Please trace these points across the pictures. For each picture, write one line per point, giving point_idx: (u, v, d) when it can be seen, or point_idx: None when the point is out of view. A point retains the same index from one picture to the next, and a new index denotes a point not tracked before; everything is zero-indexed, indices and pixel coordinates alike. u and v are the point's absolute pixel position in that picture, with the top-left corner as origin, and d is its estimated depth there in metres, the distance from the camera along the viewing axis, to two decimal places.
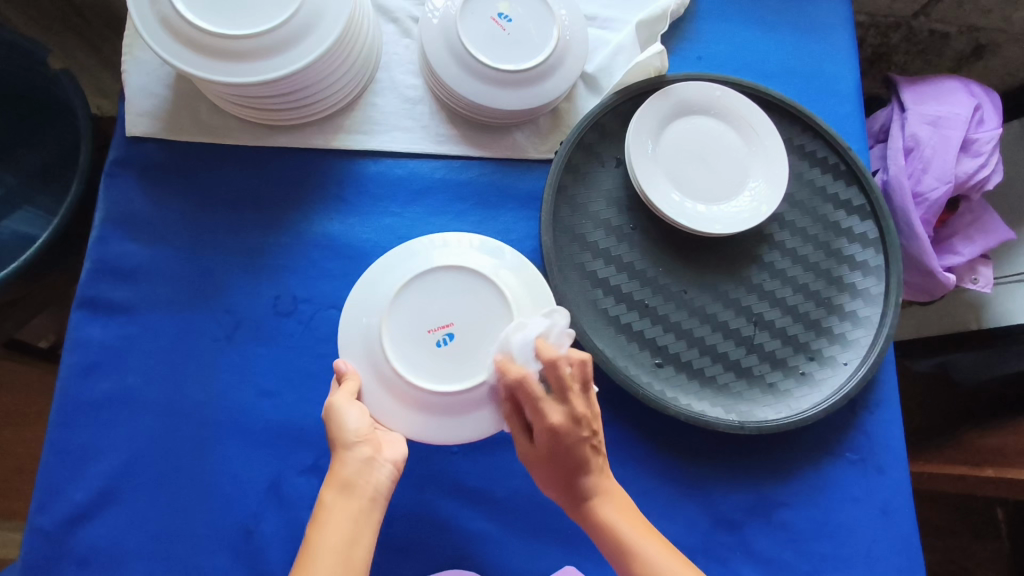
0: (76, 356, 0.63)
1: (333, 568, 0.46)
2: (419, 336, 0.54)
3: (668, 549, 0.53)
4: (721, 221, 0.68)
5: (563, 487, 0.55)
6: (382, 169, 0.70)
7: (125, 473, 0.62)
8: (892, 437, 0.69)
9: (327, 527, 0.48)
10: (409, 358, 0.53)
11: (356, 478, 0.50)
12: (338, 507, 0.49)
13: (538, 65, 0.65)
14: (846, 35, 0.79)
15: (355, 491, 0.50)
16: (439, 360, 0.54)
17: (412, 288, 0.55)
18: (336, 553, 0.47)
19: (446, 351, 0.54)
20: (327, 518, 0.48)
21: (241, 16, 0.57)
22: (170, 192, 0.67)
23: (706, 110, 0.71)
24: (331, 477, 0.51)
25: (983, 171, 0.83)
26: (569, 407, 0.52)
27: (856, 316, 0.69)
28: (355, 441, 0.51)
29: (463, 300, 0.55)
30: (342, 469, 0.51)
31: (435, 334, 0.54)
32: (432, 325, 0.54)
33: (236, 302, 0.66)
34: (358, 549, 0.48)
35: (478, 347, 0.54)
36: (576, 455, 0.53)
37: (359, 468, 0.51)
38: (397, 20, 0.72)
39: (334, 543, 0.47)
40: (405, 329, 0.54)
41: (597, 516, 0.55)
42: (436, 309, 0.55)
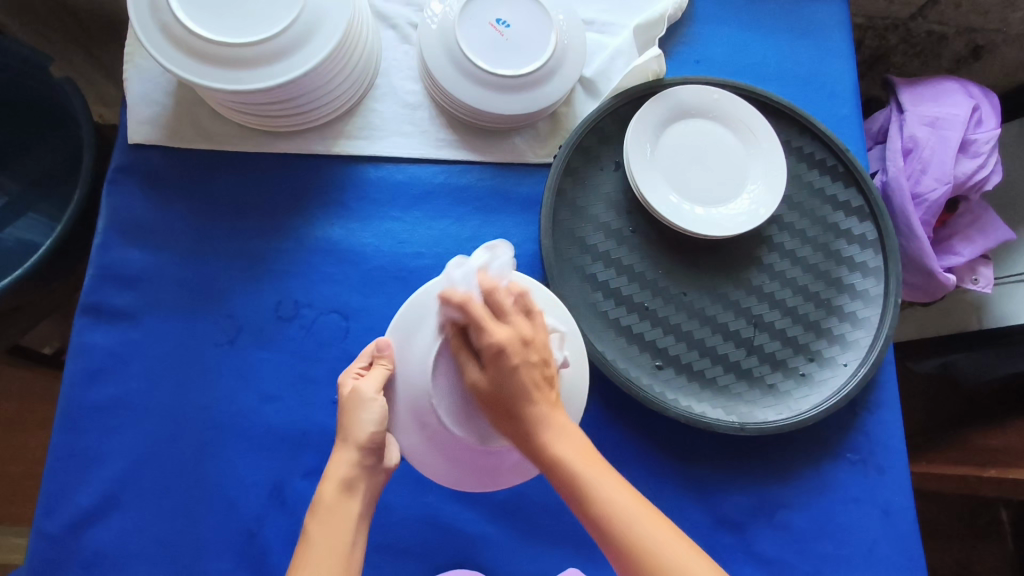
0: (80, 362, 0.63)
1: (332, 569, 0.46)
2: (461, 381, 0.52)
3: (622, 483, 0.50)
4: (719, 222, 0.69)
5: (505, 421, 0.51)
6: (383, 174, 0.70)
7: (129, 477, 0.62)
8: (892, 437, 0.69)
9: (327, 526, 0.48)
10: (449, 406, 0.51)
11: (359, 479, 0.50)
12: (339, 507, 0.49)
13: (536, 70, 0.65)
14: (843, 37, 0.80)
15: (355, 492, 0.50)
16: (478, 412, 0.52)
17: None
18: (337, 554, 0.47)
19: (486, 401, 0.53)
20: (328, 517, 0.48)
21: (241, 25, 0.58)
22: (172, 198, 0.68)
23: (704, 113, 0.71)
24: (331, 472, 0.50)
25: (982, 171, 0.83)
26: (512, 326, 0.51)
27: (856, 316, 0.70)
28: (367, 444, 0.51)
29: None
30: (345, 467, 0.50)
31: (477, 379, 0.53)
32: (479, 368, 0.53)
33: (239, 306, 0.66)
34: (355, 551, 0.48)
35: None
36: (524, 381, 0.50)
37: (362, 469, 0.50)
38: (396, 27, 0.73)
39: (334, 544, 0.47)
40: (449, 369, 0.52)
41: (552, 451, 0.50)
42: None
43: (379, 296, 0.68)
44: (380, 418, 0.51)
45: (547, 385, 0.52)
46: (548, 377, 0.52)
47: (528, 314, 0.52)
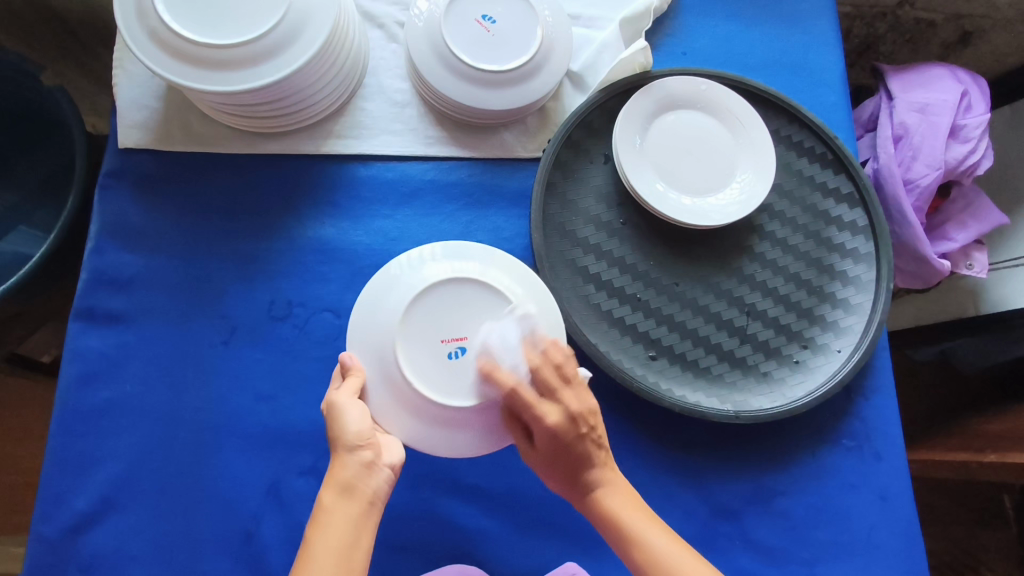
0: (74, 366, 0.64)
1: (332, 570, 0.46)
2: (437, 340, 0.54)
3: (675, 541, 0.54)
4: (709, 213, 0.69)
5: (569, 486, 0.56)
6: (373, 173, 0.71)
7: (126, 480, 0.62)
8: (888, 423, 0.69)
9: (327, 529, 0.48)
10: (417, 363, 0.53)
11: (355, 481, 0.50)
12: (338, 509, 0.49)
13: (523, 65, 0.65)
14: (829, 25, 0.80)
15: (355, 494, 0.50)
16: (451, 373, 0.53)
17: (425, 300, 0.55)
18: (336, 554, 0.47)
19: (455, 366, 0.54)
20: (327, 520, 0.49)
21: (227, 27, 0.58)
22: (164, 201, 0.68)
23: (692, 104, 0.72)
24: (331, 479, 0.51)
25: (973, 156, 0.83)
26: (563, 405, 0.54)
27: (848, 303, 0.70)
28: (356, 444, 0.51)
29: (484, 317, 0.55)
30: (343, 471, 0.50)
31: (448, 345, 0.54)
32: (447, 336, 0.54)
33: (232, 307, 0.66)
34: (357, 552, 0.48)
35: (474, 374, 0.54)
36: (578, 455, 0.54)
37: (359, 470, 0.51)
38: (383, 26, 0.73)
39: (334, 544, 0.47)
40: (422, 333, 0.54)
41: (602, 508, 0.55)
42: (454, 322, 0.54)
43: None
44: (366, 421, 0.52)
45: (600, 447, 0.55)
46: (599, 440, 0.56)
47: (570, 382, 0.54)
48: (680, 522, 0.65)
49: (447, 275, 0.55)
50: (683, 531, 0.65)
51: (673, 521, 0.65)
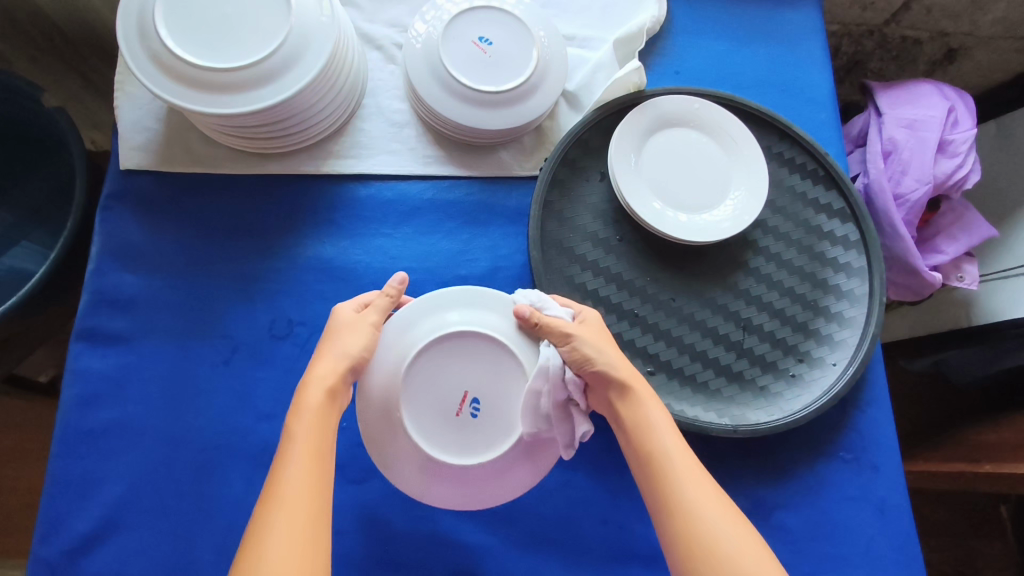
0: (76, 388, 0.64)
1: (302, 473, 0.47)
2: (448, 403, 0.54)
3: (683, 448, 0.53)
4: (704, 228, 0.70)
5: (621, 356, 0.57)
6: (372, 192, 0.72)
7: (127, 501, 0.62)
8: (885, 435, 0.70)
9: (301, 429, 0.49)
10: (446, 442, 0.53)
11: (331, 382, 0.51)
12: (311, 404, 0.50)
13: (519, 85, 0.67)
14: (818, 45, 0.82)
15: (328, 393, 0.51)
16: (479, 428, 0.54)
17: (409, 381, 0.54)
18: (304, 451, 0.48)
19: (484, 419, 0.54)
20: (301, 416, 0.49)
21: (228, 51, 0.59)
22: (165, 221, 0.69)
23: (686, 123, 0.73)
24: (315, 377, 0.51)
25: (961, 171, 0.85)
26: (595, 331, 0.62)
27: (843, 317, 0.71)
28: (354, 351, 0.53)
29: (476, 371, 0.55)
30: (326, 371, 0.51)
31: (460, 410, 0.54)
32: (454, 408, 0.54)
33: (233, 327, 0.67)
34: (318, 454, 0.48)
35: (502, 411, 0.54)
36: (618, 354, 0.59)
37: (340, 377, 0.52)
38: (381, 48, 0.75)
39: (303, 437, 0.48)
40: (436, 429, 0.53)
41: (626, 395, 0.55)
42: (450, 389, 0.54)
43: None
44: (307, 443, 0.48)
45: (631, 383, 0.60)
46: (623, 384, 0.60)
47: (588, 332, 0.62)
48: None
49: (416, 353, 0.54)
50: None
51: None
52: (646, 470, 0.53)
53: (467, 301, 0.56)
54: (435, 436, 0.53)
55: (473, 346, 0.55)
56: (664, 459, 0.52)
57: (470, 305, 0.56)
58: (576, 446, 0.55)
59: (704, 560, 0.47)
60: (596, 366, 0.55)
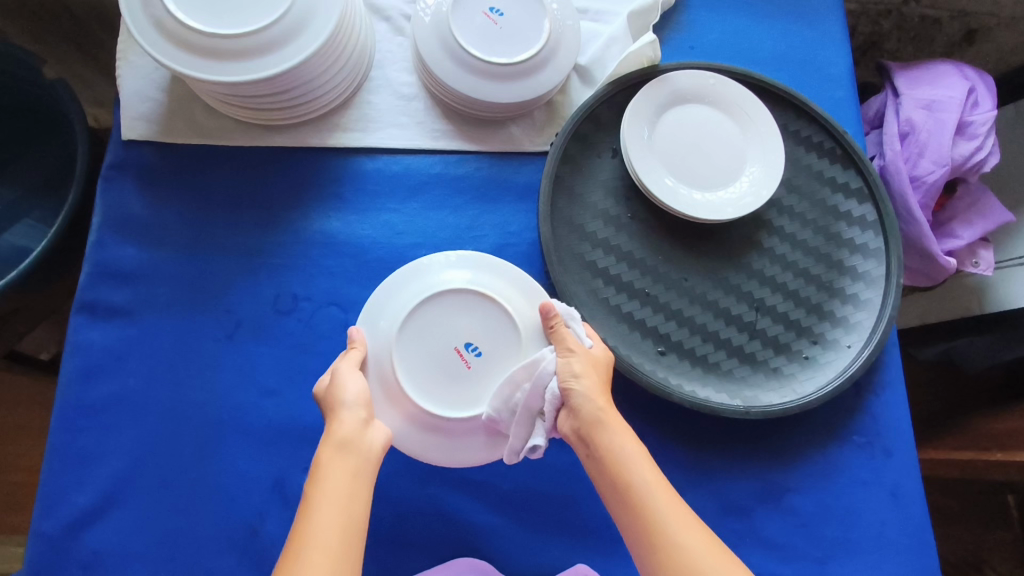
0: (77, 361, 0.63)
1: (332, 520, 0.45)
2: (446, 356, 0.56)
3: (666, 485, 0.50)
4: (719, 206, 0.68)
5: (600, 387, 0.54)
6: (379, 166, 0.70)
7: (129, 475, 0.61)
8: (898, 419, 0.69)
9: (325, 482, 0.47)
10: (483, 386, 0.55)
11: (353, 438, 0.50)
12: (335, 463, 0.48)
13: (531, 57, 0.65)
14: (836, 21, 0.80)
15: (352, 450, 0.49)
16: (491, 356, 0.56)
17: (419, 386, 0.55)
18: (336, 505, 0.46)
19: (489, 351, 0.56)
20: (325, 474, 0.48)
21: (232, 18, 0.58)
22: (167, 193, 0.67)
23: (701, 98, 0.71)
24: (329, 438, 0.50)
25: (979, 153, 0.83)
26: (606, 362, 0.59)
27: (858, 299, 0.69)
28: (356, 404, 0.51)
29: (440, 334, 0.56)
30: (342, 429, 0.50)
31: (467, 359, 0.56)
32: (462, 365, 0.56)
33: (237, 302, 0.66)
34: (357, 507, 0.47)
35: (493, 333, 0.56)
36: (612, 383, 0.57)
37: (358, 429, 0.50)
38: (390, 18, 0.73)
39: (334, 494, 0.47)
40: (437, 381, 0.55)
41: (601, 433, 0.51)
42: (443, 358, 0.56)
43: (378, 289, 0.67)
44: (334, 505, 0.46)
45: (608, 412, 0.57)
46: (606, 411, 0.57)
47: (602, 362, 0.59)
48: None
49: (398, 365, 0.55)
50: None
51: None
52: (628, 509, 0.49)
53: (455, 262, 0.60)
54: (472, 388, 0.55)
55: (418, 322, 0.56)
56: (645, 493, 0.49)
57: (389, 300, 0.58)
58: (519, 456, 0.55)
59: None
60: (574, 389, 0.52)
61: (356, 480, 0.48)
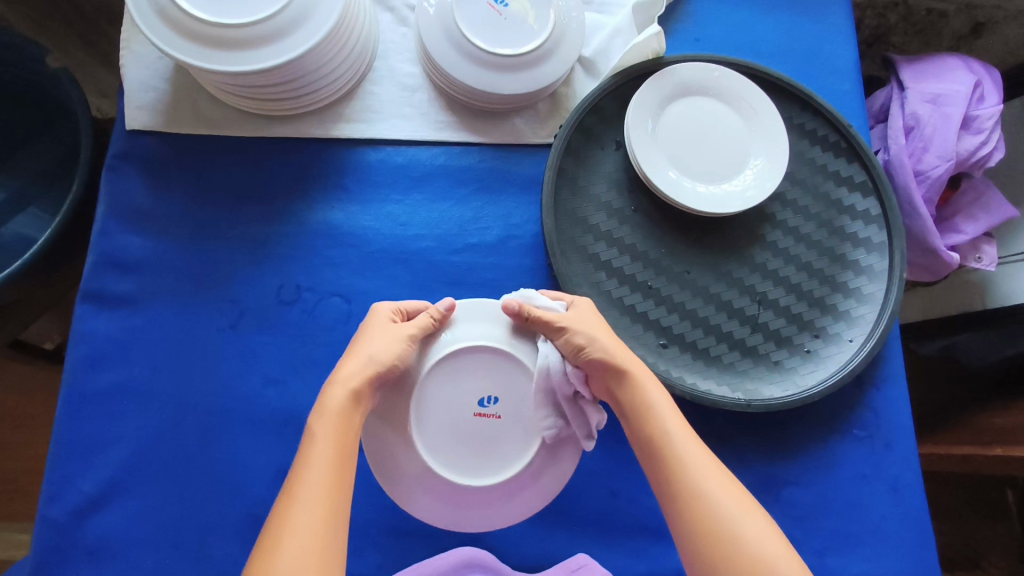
0: (82, 350, 0.63)
1: (320, 479, 0.44)
2: (468, 424, 0.53)
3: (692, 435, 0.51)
4: (722, 199, 0.68)
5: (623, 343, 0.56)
6: (383, 157, 0.70)
7: (134, 463, 0.62)
8: (899, 413, 0.69)
9: (318, 438, 0.46)
10: (519, 429, 0.53)
11: (361, 388, 0.49)
12: (331, 417, 0.47)
13: (535, 48, 0.65)
14: (843, 14, 0.79)
15: (358, 404, 0.49)
16: (512, 398, 0.53)
17: (462, 465, 0.52)
18: (327, 462, 0.45)
19: (508, 397, 0.53)
20: (319, 429, 0.47)
21: (236, 7, 0.58)
22: (171, 183, 0.67)
23: (705, 91, 0.71)
24: (338, 384, 0.49)
25: (984, 148, 0.83)
26: None
27: (861, 293, 0.69)
28: (383, 358, 0.51)
29: (450, 409, 0.52)
30: (355, 373, 0.49)
31: (490, 412, 0.53)
32: (490, 419, 0.53)
33: (240, 292, 0.66)
34: (345, 468, 0.46)
35: (501, 377, 0.53)
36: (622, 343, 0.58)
37: (369, 381, 0.50)
38: (393, 9, 0.73)
39: (325, 450, 0.46)
40: (468, 455, 0.52)
41: (629, 383, 0.53)
42: (469, 428, 0.52)
43: (381, 280, 0.67)
44: (327, 461, 0.45)
45: None
46: None
47: None
48: None
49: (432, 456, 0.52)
50: None
51: None
52: (652, 455, 0.51)
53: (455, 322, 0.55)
54: (512, 435, 0.53)
55: (424, 408, 0.52)
56: (664, 441, 0.50)
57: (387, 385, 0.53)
58: (595, 436, 0.54)
59: (716, 546, 0.46)
60: (591, 354, 0.53)
61: (335, 485, 0.45)
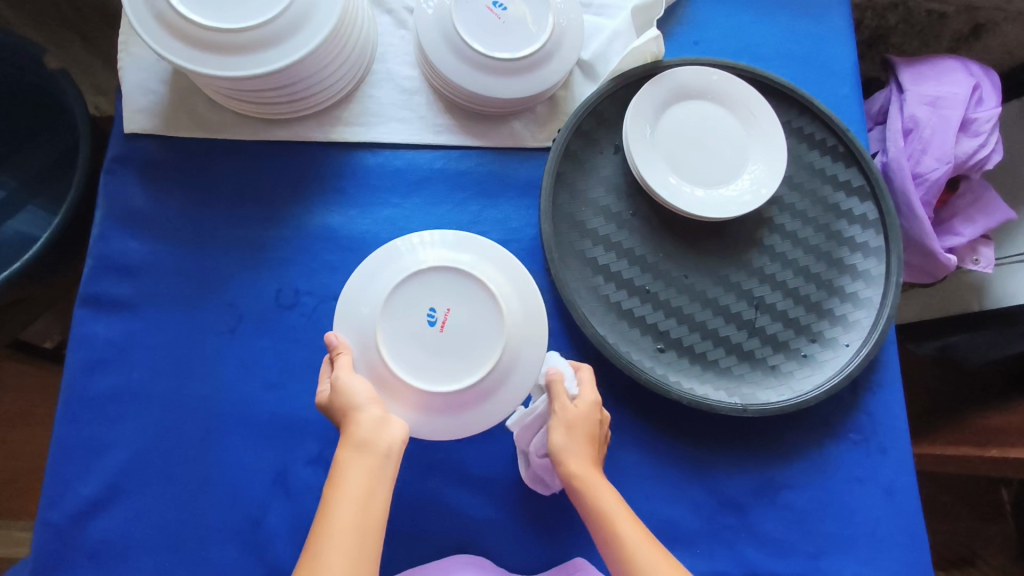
0: (80, 354, 0.63)
1: (350, 520, 0.47)
2: (432, 340, 0.54)
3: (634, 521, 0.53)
4: (719, 204, 0.68)
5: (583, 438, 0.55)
6: (381, 161, 0.70)
7: (134, 467, 0.62)
8: (894, 418, 0.69)
9: (344, 484, 0.48)
10: (476, 320, 0.54)
11: (369, 437, 0.49)
12: (352, 464, 0.49)
13: (534, 52, 0.64)
14: (842, 16, 0.79)
15: (370, 449, 0.49)
16: (447, 298, 0.54)
17: (457, 370, 0.54)
18: (353, 505, 0.47)
19: (446, 299, 0.54)
20: (342, 475, 0.48)
21: (233, 11, 0.57)
22: (170, 187, 0.67)
23: (703, 94, 0.71)
24: (347, 438, 0.50)
25: (982, 151, 0.83)
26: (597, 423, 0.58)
27: (857, 297, 0.69)
28: (365, 403, 0.51)
29: (413, 341, 0.54)
30: (359, 429, 0.50)
31: (441, 321, 0.54)
32: (447, 325, 0.54)
33: (239, 296, 0.66)
34: (375, 502, 0.48)
35: (432, 288, 0.55)
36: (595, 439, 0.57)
37: (375, 428, 0.50)
38: (391, 11, 0.72)
39: (352, 495, 0.47)
40: (443, 364, 0.53)
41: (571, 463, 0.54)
42: (438, 341, 0.54)
43: None
44: (354, 502, 0.47)
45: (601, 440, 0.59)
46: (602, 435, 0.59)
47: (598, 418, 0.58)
48: (686, 513, 0.65)
49: (430, 376, 0.53)
50: (690, 523, 0.65)
51: (678, 512, 0.65)
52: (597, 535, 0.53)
53: (402, 254, 0.57)
54: (475, 330, 0.54)
55: (394, 348, 0.53)
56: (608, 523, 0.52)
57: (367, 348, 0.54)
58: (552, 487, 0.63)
59: None
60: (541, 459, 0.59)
61: (365, 524, 0.47)
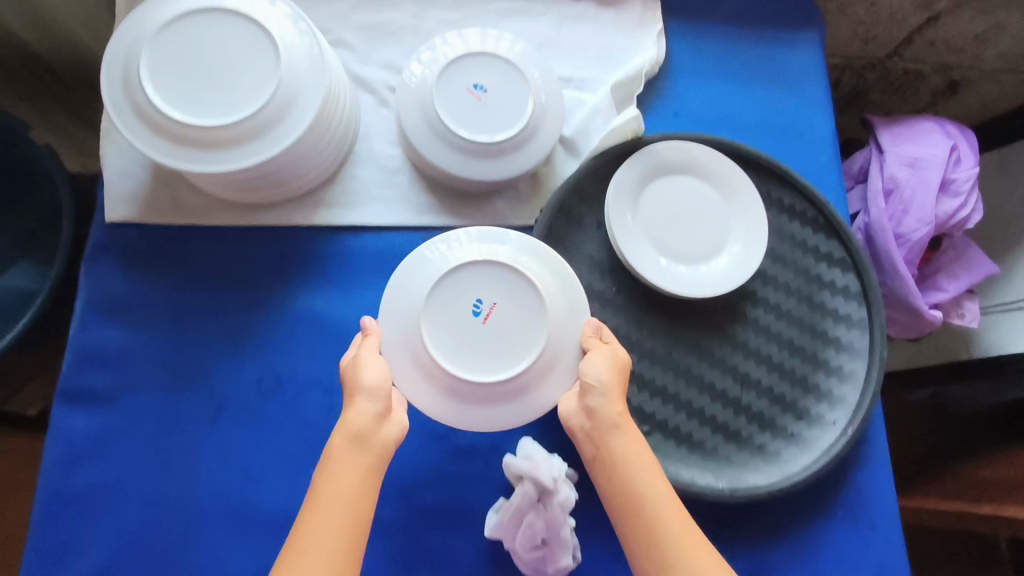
0: (59, 450, 0.63)
1: (338, 517, 0.46)
2: (476, 329, 0.55)
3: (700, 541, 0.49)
4: (701, 281, 0.69)
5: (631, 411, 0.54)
6: (364, 243, 0.70)
7: (112, 566, 0.61)
8: (883, 492, 0.69)
9: (334, 477, 0.48)
10: (518, 313, 0.55)
11: (368, 431, 0.49)
12: (347, 457, 0.48)
13: (515, 134, 0.65)
14: (819, 85, 0.80)
15: (367, 445, 0.49)
16: (490, 289, 0.56)
17: (502, 361, 0.55)
18: (343, 502, 0.47)
19: (488, 292, 0.56)
20: (336, 467, 0.48)
21: (213, 105, 0.58)
22: (150, 275, 0.67)
23: (684, 168, 0.71)
24: (344, 426, 0.50)
25: (963, 211, 0.84)
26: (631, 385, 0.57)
27: (842, 370, 0.69)
28: (374, 393, 0.51)
29: (455, 331, 0.55)
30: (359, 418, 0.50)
31: (484, 313, 0.55)
32: (490, 317, 0.55)
33: (220, 384, 0.65)
34: (364, 502, 0.48)
35: (473, 281, 0.56)
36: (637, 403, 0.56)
37: (375, 421, 0.50)
38: (374, 91, 0.73)
39: (342, 491, 0.47)
40: (477, 355, 0.55)
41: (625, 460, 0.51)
42: (481, 333, 0.55)
43: None
44: (341, 500, 0.47)
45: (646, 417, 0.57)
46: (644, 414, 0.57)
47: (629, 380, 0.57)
48: None
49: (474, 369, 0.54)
50: None
51: None
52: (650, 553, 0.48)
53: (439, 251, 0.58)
54: (518, 323, 0.55)
55: (437, 339, 0.55)
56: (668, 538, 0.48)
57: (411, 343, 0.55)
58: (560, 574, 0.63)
59: None
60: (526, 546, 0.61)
61: (355, 521, 0.47)
